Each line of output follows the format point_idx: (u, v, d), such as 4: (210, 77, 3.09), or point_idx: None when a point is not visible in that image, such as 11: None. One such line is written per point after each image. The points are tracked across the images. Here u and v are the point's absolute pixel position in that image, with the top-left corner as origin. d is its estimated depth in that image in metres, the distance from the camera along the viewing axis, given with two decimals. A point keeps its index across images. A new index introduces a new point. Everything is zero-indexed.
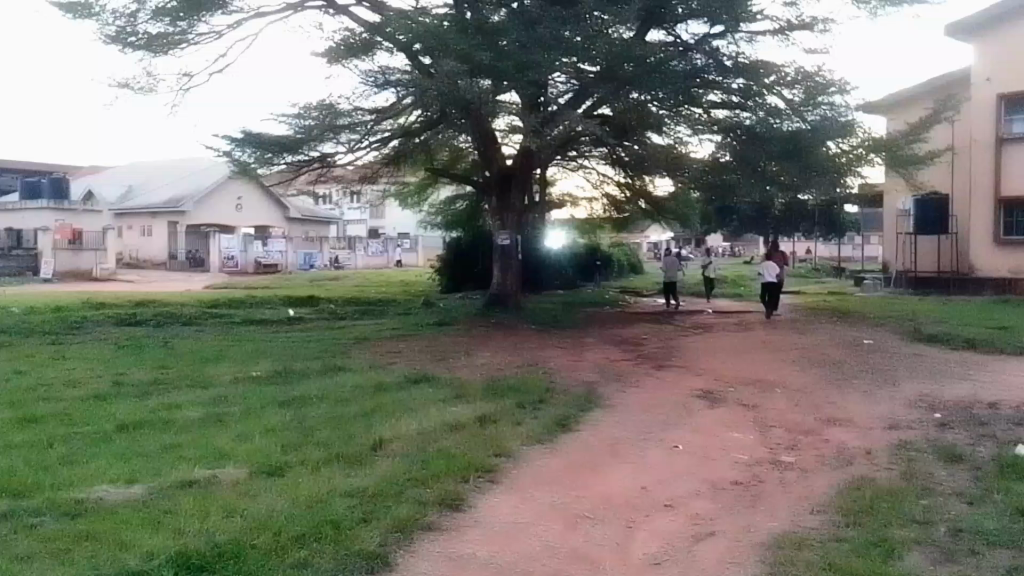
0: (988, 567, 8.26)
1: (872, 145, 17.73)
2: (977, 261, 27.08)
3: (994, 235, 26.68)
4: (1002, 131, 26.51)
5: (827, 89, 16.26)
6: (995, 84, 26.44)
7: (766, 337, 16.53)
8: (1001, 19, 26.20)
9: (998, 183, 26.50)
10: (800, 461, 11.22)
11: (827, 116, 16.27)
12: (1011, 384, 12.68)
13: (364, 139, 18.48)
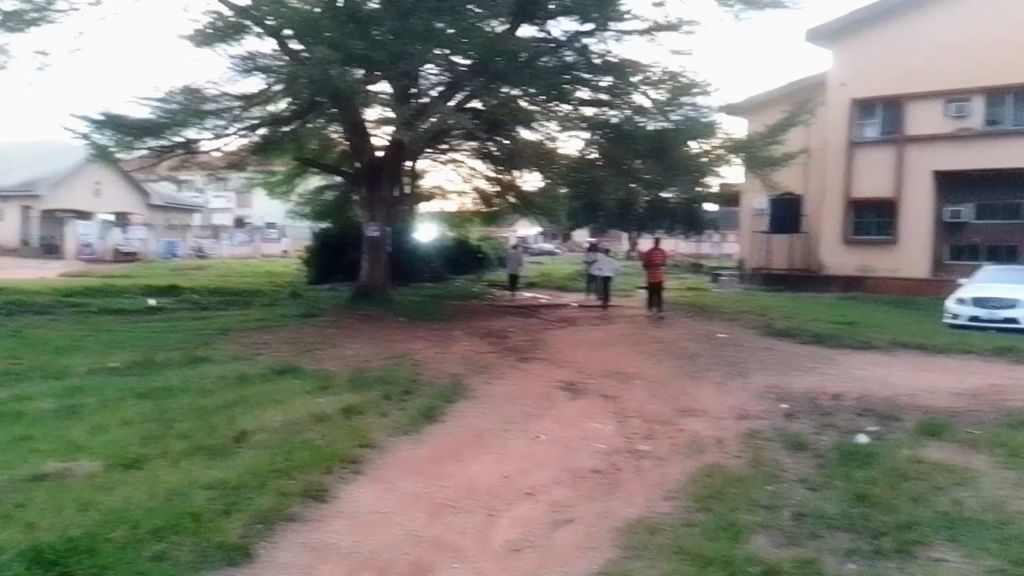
0: (828, 551, 9.03)
1: (732, 146, 18.51)
2: (827, 259, 28.35)
3: (843, 235, 28.09)
4: (855, 134, 27.83)
5: (690, 89, 17.16)
6: (849, 89, 27.84)
7: (629, 331, 16.96)
8: (852, 28, 27.63)
9: (849, 186, 27.85)
10: (656, 449, 11.55)
11: (690, 116, 17.18)
12: (852, 375, 13.41)
13: (229, 126, 18.17)
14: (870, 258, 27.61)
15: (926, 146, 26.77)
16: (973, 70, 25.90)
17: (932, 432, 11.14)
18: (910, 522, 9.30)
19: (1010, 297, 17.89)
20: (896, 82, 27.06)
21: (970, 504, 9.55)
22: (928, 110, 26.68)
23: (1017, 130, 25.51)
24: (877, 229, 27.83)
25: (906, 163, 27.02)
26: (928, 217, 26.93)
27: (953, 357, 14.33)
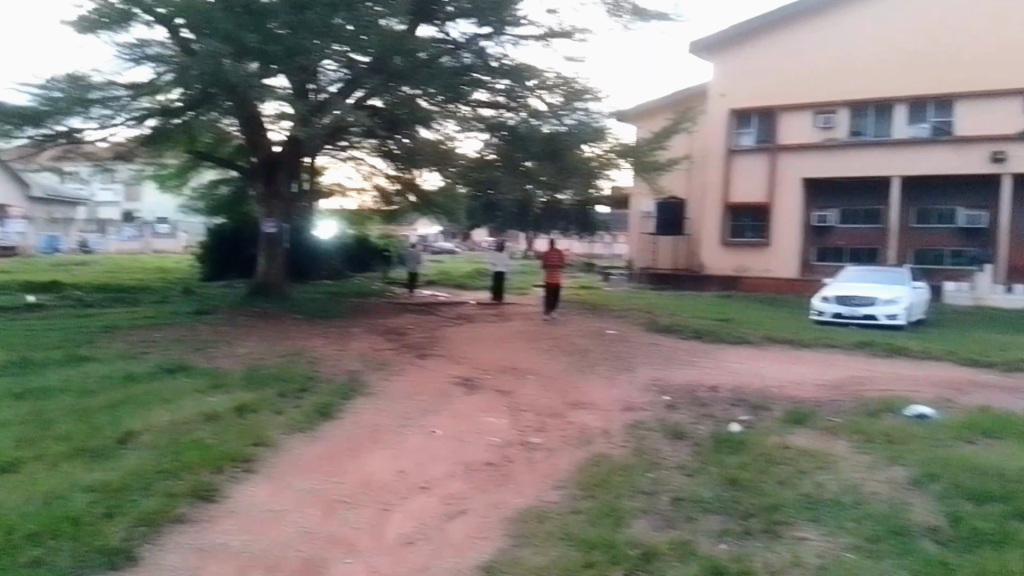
0: (701, 533, 9.59)
1: (623, 150, 19.37)
2: (707, 259, 30.22)
3: (721, 236, 29.93)
4: (732, 143, 29.68)
5: (583, 95, 17.92)
6: (728, 100, 29.63)
7: (524, 328, 17.39)
8: (731, 41, 29.35)
9: (727, 192, 29.77)
10: (546, 441, 11.83)
11: (582, 121, 17.92)
12: (728, 369, 14.25)
13: (116, 116, 17.62)
14: (745, 258, 29.50)
15: (796, 154, 28.71)
16: (840, 84, 27.82)
17: (798, 421, 11.79)
18: (775, 504, 9.94)
19: (869, 295, 19.39)
20: (771, 95, 28.89)
21: (829, 485, 10.20)
22: (799, 121, 28.63)
23: (878, 141, 27.60)
24: (752, 231, 29.76)
25: (777, 170, 29.00)
26: (797, 220, 28.97)
27: (817, 350, 15.49)
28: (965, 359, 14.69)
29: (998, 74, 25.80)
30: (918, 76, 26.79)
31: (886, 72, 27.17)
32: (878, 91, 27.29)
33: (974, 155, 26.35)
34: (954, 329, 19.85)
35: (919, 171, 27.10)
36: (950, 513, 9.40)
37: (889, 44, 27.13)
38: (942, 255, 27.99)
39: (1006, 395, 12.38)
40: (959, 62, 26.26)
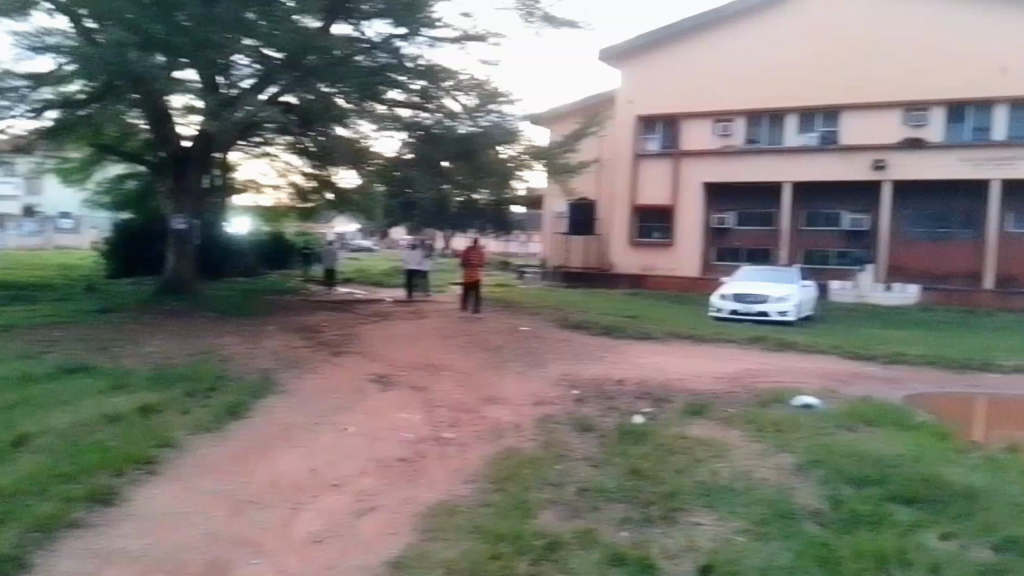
0: (605, 521, 9.95)
1: (534, 153, 20.16)
2: (616, 258, 31.89)
3: (629, 237, 31.70)
4: (639, 148, 31.56)
5: (497, 97, 18.54)
6: (635, 106, 31.49)
7: (437, 326, 17.63)
8: (638, 51, 31.25)
9: (634, 194, 31.59)
10: (459, 436, 12.03)
11: (495, 122, 18.60)
12: (635, 364, 14.82)
13: (14, 107, 17.01)
14: (652, 258, 31.32)
15: (697, 160, 30.77)
16: (738, 94, 30.05)
17: (696, 412, 12.38)
18: (674, 492, 10.37)
19: (762, 293, 20.43)
20: (675, 102, 30.87)
21: (724, 473, 10.72)
22: (699, 128, 30.74)
23: (771, 148, 29.84)
24: (658, 232, 31.57)
25: (681, 174, 31.01)
26: (699, 222, 30.96)
27: (716, 345, 16.30)
28: (847, 352, 15.76)
29: (875, 89, 28.39)
30: (805, 89, 29.20)
31: (778, 85, 29.49)
32: (771, 101, 29.60)
33: (857, 162, 28.69)
34: (838, 324, 21.23)
35: (809, 176, 29.32)
36: (832, 498, 10.09)
37: (781, 58, 29.50)
38: (829, 255, 29.87)
39: (885, 386, 13.31)
40: (840, 77, 28.74)
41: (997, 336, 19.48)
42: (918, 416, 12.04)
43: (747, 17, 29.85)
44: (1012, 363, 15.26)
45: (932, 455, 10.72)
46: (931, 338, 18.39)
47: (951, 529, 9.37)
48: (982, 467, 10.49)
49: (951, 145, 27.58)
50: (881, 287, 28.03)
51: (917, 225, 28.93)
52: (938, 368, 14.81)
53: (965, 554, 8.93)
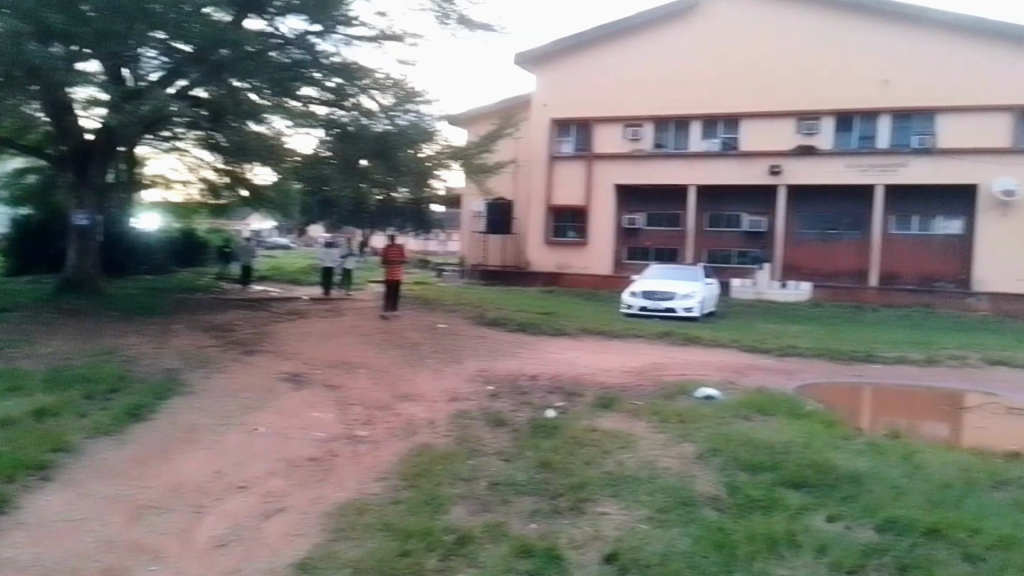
0: (514, 514, 10.24)
1: (452, 154, 20.64)
2: (532, 256, 33.62)
3: (544, 236, 33.48)
4: (554, 150, 33.40)
5: (415, 98, 18.83)
6: (549, 109, 33.41)
7: (353, 324, 17.70)
8: (552, 57, 33.18)
9: (549, 195, 33.37)
10: (372, 433, 12.14)
11: (413, 122, 18.86)
12: (547, 360, 15.22)
13: None
14: (565, 257, 33.21)
15: (608, 163, 32.73)
16: (642, 100, 32.13)
17: (605, 406, 12.83)
18: (582, 483, 10.73)
19: (669, 290, 21.20)
20: (585, 107, 32.87)
21: (629, 463, 11.14)
22: (609, 133, 32.67)
23: (676, 153, 31.97)
24: (572, 232, 33.46)
25: (593, 177, 32.91)
26: (610, 223, 32.88)
27: (626, 340, 16.88)
28: (745, 345, 16.60)
29: (767, 97, 30.62)
30: (705, 96, 31.34)
31: (679, 91, 31.62)
32: (673, 107, 31.79)
33: (754, 168, 30.94)
34: (739, 319, 22.31)
35: (708, 181, 31.49)
36: (729, 485, 10.62)
37: (683, 67, 31.61)
38: (731, 255, 32.23)
39: (781, 378, 14.08)
40: (735, 86, 30.97)
41: (881, 330, 20.88)
42: (808, 405, 12.84)
43: (653, 27, 31.79)
44: (893, 354, 16.41)
45: (820, 441, 11.43)
46: (822, 332, 19.57)
47: (838, 511, 9.92)
48: (865, 451, 11.25)
49: (838, 152, 29.86)
50: (777, 284, 30.19)
51: (810, 227, 31.23)
52: (829, 360, 15.78)
53: (851, 533, 9.48)
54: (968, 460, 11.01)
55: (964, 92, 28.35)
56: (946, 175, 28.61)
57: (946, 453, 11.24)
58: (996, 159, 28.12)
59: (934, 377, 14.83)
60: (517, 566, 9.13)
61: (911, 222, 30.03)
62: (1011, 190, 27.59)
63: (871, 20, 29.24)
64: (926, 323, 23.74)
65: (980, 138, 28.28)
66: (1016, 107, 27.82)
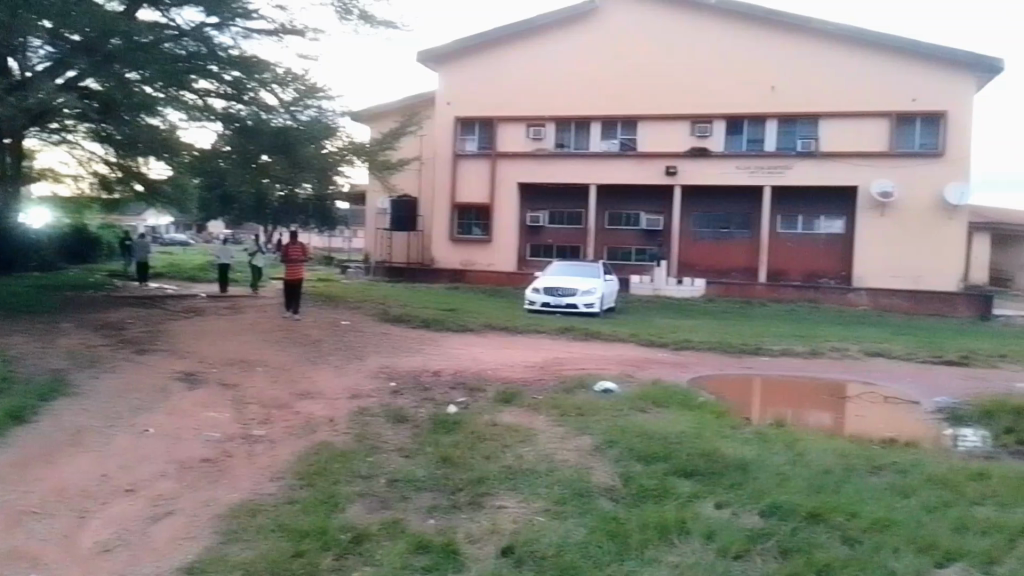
0: (412, 510, 10.24)
1: (355, 149, 20.68)
2: (437, 253, 34.48)
3: (449, 233, 34.39)
4: (458, 148, 34.35)
5: (317, 92, 18.97)
6: (453, 108, 34.39)
7: (253, 322, 17.37)
8: (455, 56, 34.18)
9: (454, 192, 34.31)
10: (269, 433, 11.93)
11: (315, 117, 18.98)
12: (450, 355, 15.30)
13: None
14: (470, 253, 34.17)
15: (511, 161, 33.82)
16: (544, 101, 33.37)
17: (507, 401, 12.96)
18: (481, 478, 10.77)
19: (572, 285, 21.78)
20: (489, 106, 33.94)
21: (528, 456, 11.25)
22: (513, 132, 33.76)
23: (577, 152, 33.24)
24: (477, 229, 34.43)
25: (496, 175, 33.95)
26: (513, 221, 33.98)
27: (528, 336, 17.18)
28: (642, 341, 17.05)
29: (663, 101, 32.19)
30: (603, 99, 32.75)
31: (580, 93, 32.92)
32: (573, 109, 33.07)
33: (651, 168, 32.49)
34: (638, 315, 23.03)
35: (608, 180, 32.89)
36: (623, 475, 10.85)
37: (582, 69, 32.90)
38: (630, 253, 33.95)
39: (675, 370, 14.57)
40: (632, 88, 32.46)
41: (770, 324, 21.94)
42: (700, 396, 13.32)
43: (552, 30, 33.10)
44: (780, 347, 17.26)
45: (710, 432, 11.84)
46: (716, 326, 20.39)
47: (725, 497, 10.23)
48: (752, 439, 11.72)
49: (729, 155, 31.54)
50: (674, 281, 31.89)
51: (705, 225, 33.05)
52: (720, 353, 16.47)
53: (738, 518, 9.76)
54: (846, 447, 11.51)
55: (842, 99, 30.48)
56: (829, 177, 30.59)
57: (826, 440, 11.76)
58: (875, 163, 30.21)
59: (817, 368, 15.67)
60: (413, 562, 9.09)
61: (796, 221, 32.06)
62: (888, 192, 29.78)
63: (756, 29, 31.20)
64: (813, 317, 25.05)
65: (859, 142, 30.40)
66: (891, 113, 30.06)
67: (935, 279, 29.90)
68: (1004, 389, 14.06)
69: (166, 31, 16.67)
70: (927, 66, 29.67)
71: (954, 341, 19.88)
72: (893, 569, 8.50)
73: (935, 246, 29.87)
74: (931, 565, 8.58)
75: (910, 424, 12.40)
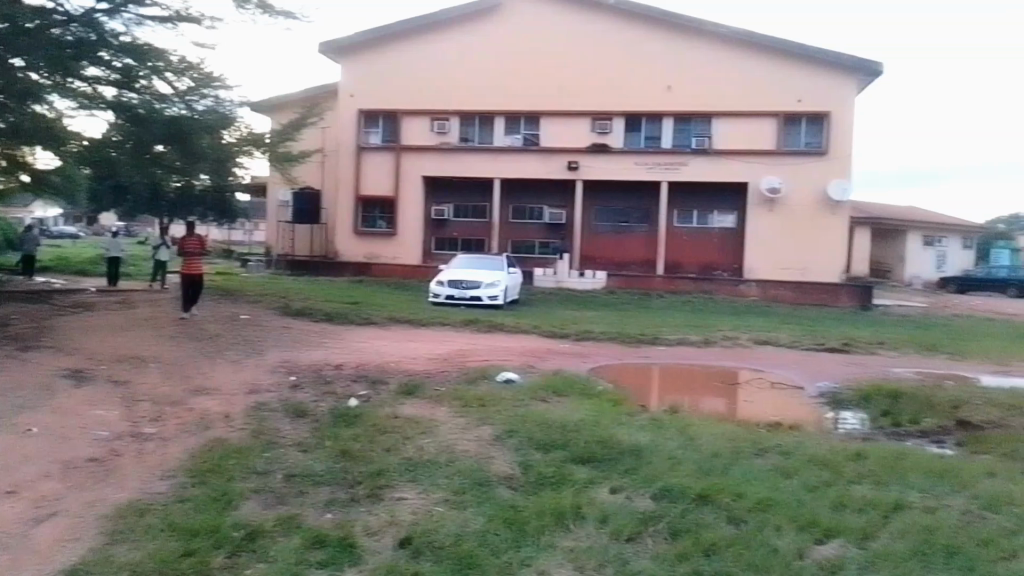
0: (308, 505, 9.94)
1: (251, 141, 21.97)
2: (341, 246, 34.96)
3: (353, 226, 34.94)
4: (362, 140, 34.95)
5: (211, 83, 19.51)
6: (357, 100, 34.94)
7: (150, 321, 16.93)
8: (358, 48, 34.70)
9: (358, 184, 34.89)
10: (161, 430, 11.63)
11: (211, 108, 19.62)
12: (352, 351, 15.37)
13: None
14: (374, 246, 34.81)
15: (414, 154, 34.69)
16: (450, 95, 34.35)
17: (409, 393, 12.99)
18: (380, 470, 10.50)
19: (476, 279, 22.42)
20: (393, 99, 34.68)
21: (428, 448, 11.04)
22: (418, 125, 34.60)
23: (480, 147, 34.39)
24: (382, 222, 35.17)
25: (400, 169, 34.72)
26: (418, 214, 34.88)
27: (429, 332, 17.52)
28: (545, 331, 17.98)
29: (564, 97, 33.61)
30: (507, 94, 33.94)
31: (484, 88, 34.05)
32: (478, 103, 34.19)
33: (552, 163, 33.94)
34: (541, 307, 23.62)
35: (511, 174, 34.21)
36: (523, 464, 10.72)
37: (484, 66, 34.03)
38: (533, 246, 35.34)
39: (574, 362, 14.99)
40: (533, 86, 33.79)
41: (665, 314, 22.89)
42: (599, 385, 13.70)
43: (455, 26, 34.08)
44: (676, 337, 17.99)
45: (607, 419, 12.09)
46: (614, 317, 21.13)
47: (620, 483, 10.14)
48: (646, 426, 12.03)
49: (631, 150, 33.27)
50: (575, 273, 33.06)
51: (606, 219, 35.05)
52: (616, 344, 17.10)
53: (632, 503, 9.64)
54: (736, 432, 11.89)
55: (731, 98, 32.53)
56: (717, 174, 32.72)
57: (716, 425, 12.15)
58: (764, 161, 32.40)
59: (710, 357, 16.37)
60: (309, 557, 8.84)
61: (692, 216, 34.28)
62: (776, 188, 31.96)
63: (647, 30, 32.99)
64: (709, 307, 26.22)
65: (748, 140, 32.54)
66: (778, 113, 32.27)
67: (819, 272, 32.19)
68: (879, 373, 15.04)
69: (53, 16, 16.05)
70: (806, 69, 32.03)
71: (837, 329, 21.12)
72: (776, 546, 8.47)
73: (817, 241, 32.19)
74: (811, 542, 8.55)
75: (796, 408, 13.01)
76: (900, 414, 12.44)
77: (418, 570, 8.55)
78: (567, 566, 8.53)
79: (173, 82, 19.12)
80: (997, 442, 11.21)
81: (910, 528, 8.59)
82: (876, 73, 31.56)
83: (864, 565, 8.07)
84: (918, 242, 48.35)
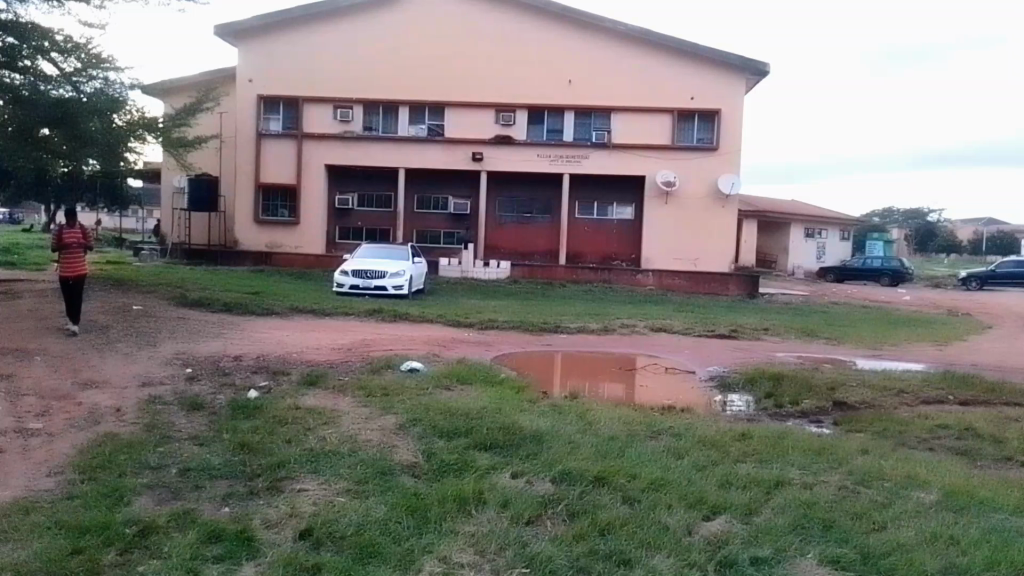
0: (206, 498, 9.06)
1: (146, 124, 21.36)
2: (240, 235, 34.12)
3: (253, 215, 34.12)
4: (260, 127, 34.09)
5: (100, 63, 19.35)
6: (256, 86, 34.03)
7: (36, 314, 16.09)
8: (255, 32, 33.74)
9: (258, 172, 34.04)
10: (48, 425, 10.97)
11: (99, 89, 19.35)
12: (251, 342, 15.28)
13: None
14: (276, 236, 34.16)
15: (316, 142, 34.21)
16: (352, 83, 33.87)
17: (311, 383, 12.94)
18: (281, 463, 9.88)
19: (379, 269, 22.38)
20: (293, 86, 33.95)
21: (330, 438, 10.77)
22: (319, 113, 34.04)
23: (383, 135, 34.24)
24: (283, 211, 34.55)
25: (303, 156, 34.16)
26: (321, 204, 34.45)
27: (331, 321, 17.60)
28: (449, 320, 18.17)
29: (466, 88, 33.73)
30: (410, 84, 33.78)
31: (387, 77, 33.73)
32: (383, 91, 33.86)
33: (454, 152, 34.17)
34: (444, 296, 23.88)
35: (412, 162, 34.23)
36: (425, 451, 10.42)
37: (387, 54, 33.67)
38: (439, 236, 36.32)
39: (476, 350, 15.30)
40: (437, 77, 33.74)
41: (566, 302, 23.51)
42: (501, 373, 14.00)
43: (355, 13, 33.53)
44: (576, 325, 18.53)
45: (509, 406, 12.33)
46: (516, 306, 21.57)
47: (521, 467, 9.89)
48: (547, 411, 12.34)
49: (532, 142, 33.86)
50: (480, 263, 33.25)
51: (508, 210, 36.04)
52: (517, 332, 17.52)
53: (531, 486, 9.29)
54: (631, 415, 12.40)
55: (628, 94, 33.37)
56: (618, 166, 33.71)
57: (614, 410, 12.59)
58: (659, 154, 33.55)
59: (609, 344, 16.93)
60: (204, 552, 7.64)
61: (591, 207, 35.69)
62: (669, 180, 33.09)
63: (549, 24, 33.36)
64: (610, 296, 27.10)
65: (644, 135, 33.49)
66: (670, 109, 33.29)
67: (707, 263, 33.68)
68: (765, 358, 15.94)
69: None
70: (700, 67, 33.13)
71: (723, 315, 22.30)
72: (667, 524, 8.25)
73: (708, 232, 33.62)
74: (698, 519, 8.44)
75: (686, 391, 13.71)
76: (782, 396, 13.23)
77: (317, 561, 7.43)
78: (469, 551, 7.63)
79: (59, 63, 19.00)
80: (867, 421, 12.11)
81: (789, 503, 8.78)
82: (762, 72, 32.99)
83: (748, 538, 7.91)
84: (800, 233, 50.97)
